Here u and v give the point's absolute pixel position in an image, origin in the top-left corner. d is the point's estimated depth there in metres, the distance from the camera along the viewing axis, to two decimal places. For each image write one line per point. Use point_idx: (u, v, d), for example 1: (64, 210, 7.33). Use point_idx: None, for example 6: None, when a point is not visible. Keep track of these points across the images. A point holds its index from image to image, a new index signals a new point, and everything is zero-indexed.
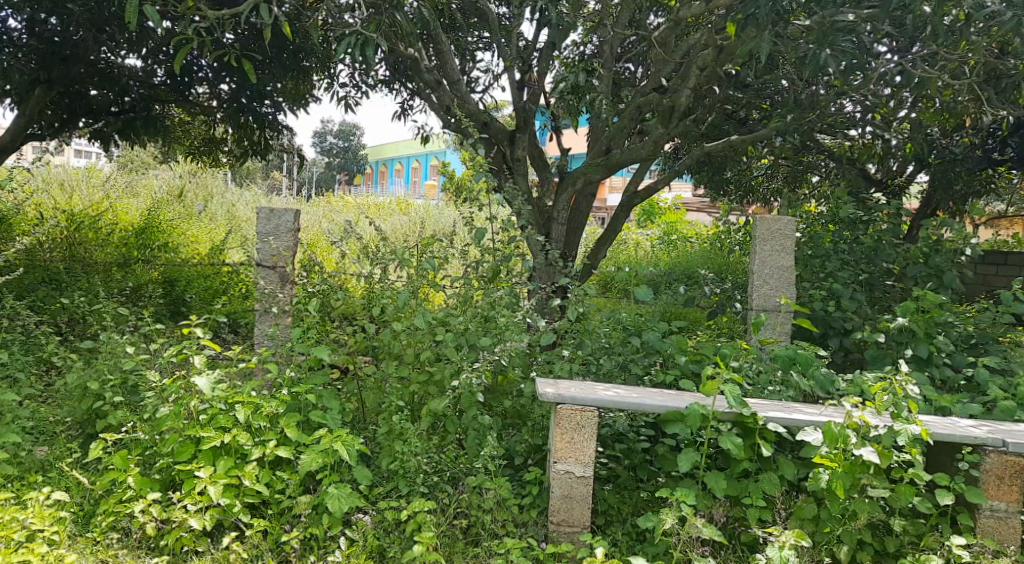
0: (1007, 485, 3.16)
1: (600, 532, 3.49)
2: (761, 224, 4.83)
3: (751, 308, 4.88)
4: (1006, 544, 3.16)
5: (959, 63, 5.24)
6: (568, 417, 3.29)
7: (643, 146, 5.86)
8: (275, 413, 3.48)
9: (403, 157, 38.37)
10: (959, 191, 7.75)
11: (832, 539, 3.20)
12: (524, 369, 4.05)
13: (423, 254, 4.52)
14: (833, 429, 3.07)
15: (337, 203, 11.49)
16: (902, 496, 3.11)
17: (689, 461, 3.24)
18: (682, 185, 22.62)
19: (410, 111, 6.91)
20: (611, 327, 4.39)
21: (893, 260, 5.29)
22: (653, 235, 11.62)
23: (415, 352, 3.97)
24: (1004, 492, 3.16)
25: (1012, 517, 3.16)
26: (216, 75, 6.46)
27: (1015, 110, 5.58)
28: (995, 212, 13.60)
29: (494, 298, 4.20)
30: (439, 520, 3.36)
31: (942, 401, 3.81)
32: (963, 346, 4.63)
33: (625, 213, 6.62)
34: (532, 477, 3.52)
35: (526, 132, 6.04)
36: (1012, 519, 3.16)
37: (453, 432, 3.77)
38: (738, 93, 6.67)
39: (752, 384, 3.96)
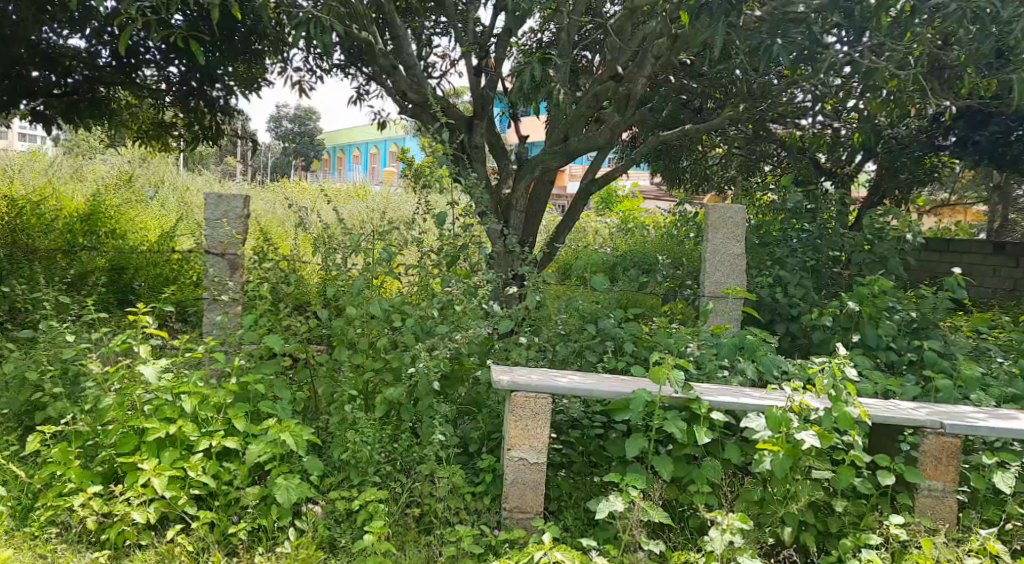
0: (944, 465, 3.24)
1: (553, 517, 3.52)
2: (713, 211, 4.88)
3: (703, 294, 4.93)
4: (943, 523, 3.25)
5: (905, 54, 5.34)
6: (523, 405, 3.30)
7: (599, 134, 5.88)
8: (223, 403, 3.44)
9: (361, 143, 37.96)
10: (905, 179, 7.94)
11: (777, 520, 3.26)
12: (481, 357, 4.06)
13: (380, 241, 4.49)
14: (775, 413, 3.16)
15: (292, 188, 11.33)
16: (844, 477, 3.18)
17: (637, 445, 3.28)
18: (639, 173, 22.79)
19: (366, 96, 6.82)
20: (567, 314, 4.41)
21: (842, 248, 5.39)
22: (611, 222, 11.70)
23: (369, 339, 3.95)
24: (941, 472, 3.24)
25: (948, 496, 3.25)
26: (164, 58, 6.32)
27: (958, 101, 5.71)
28: (941, 200, 13.96)
29: (451, 285, 4.20)
30: (391, 510, 3.34)
31: (886, 386, 3.90)
32: (907, 331, 4.75)
33: (583, 200, 6.64)
34: (485, 464, 3.52)
35: (483, 119, 6.01)
36: (948, 498, 3.25)
37: (408, 420, 3.76)
38: (693, 82, 6.72)
39: (704, 370, 4.01)
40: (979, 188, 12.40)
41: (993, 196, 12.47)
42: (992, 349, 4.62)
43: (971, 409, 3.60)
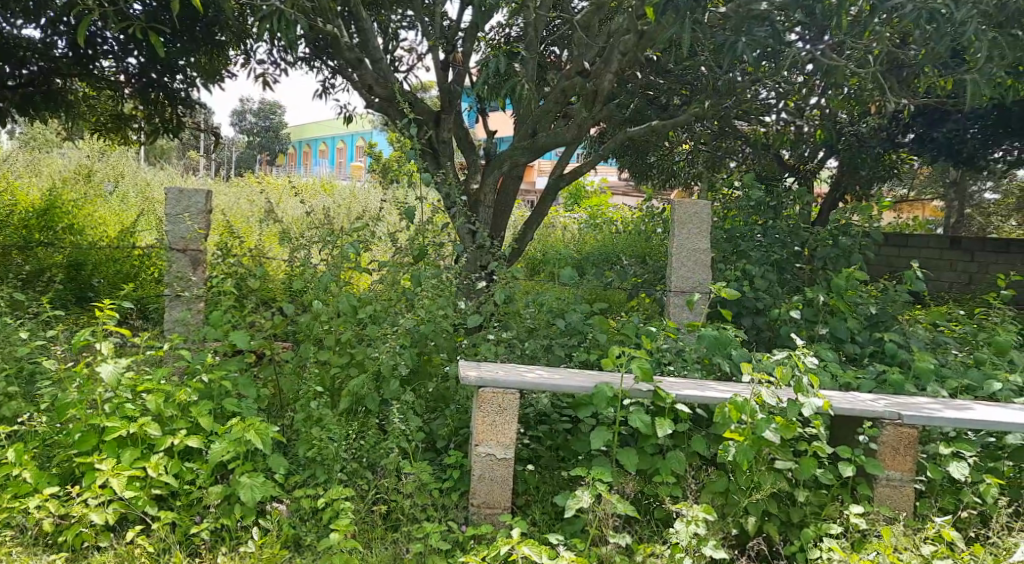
0: (901, 455, 3.30)
1: (520, 512, 3.52)
2: (679, 207, 4.91)
3: (669, 290, 4.97)
4: (900, 511, 3.31)
5: (865, 53, 5.42)
6: (490, 400, 3.30)
7: (567, 129, 5.89)
8: (185, 401, 3.39)
9: (327, 138, 37.64)
10: (866, 176, 8.08)
11: (741, 512, 3.30)
12: (449, 352, 4.05)
13: (347, 237, 4.46)
14: (741, 403, 3.19)
15: (257, 183, 11.21)
16: (806, 469, 3.23)
17: (603, 438, 3.31)
18: (607, 169, 22.92)
19: (332, 90, 6.76)
20: (535, 309, 4.42)
21: (805, 243, 5.47)
22: (579, 218, 11.73)
23: (336, 336, 3.93)
24: (898, 462, 3.30)
25: (905, 485, 3.31)
26: (123, 49, 6.20)
27: (917, 98, 5.81)
28: (900, 196, 14.22)
29: (419, 280, 4.19)
30: (358, 507, 3.31)
31: (847, 379, 3.96)
32: (868, 324, 4.83)
33: (551, 195, 6.64)
34: (452, 460, 3.52)
35: (451, 114, 5.98)
36: (905, 487, 3.30)
37: (375, 415, 3.74)
38: (660, 78, 6.75)
39: (670, 364, 4.05)
40: (936, 184, 12.65)
41: (949, 192, 12.73)
42: (949, 343, 4.72)
43: (927, 400, 3.67)
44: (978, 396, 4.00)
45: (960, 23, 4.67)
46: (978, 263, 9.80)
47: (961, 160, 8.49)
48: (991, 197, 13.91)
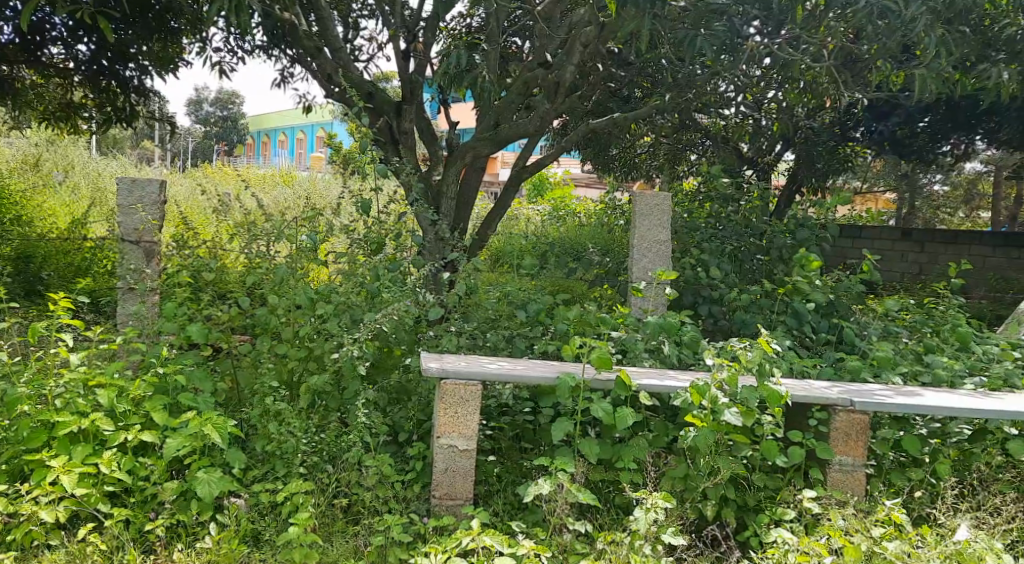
0: (854, 440, 3.36)
1: (482, 503, 3.53)
2: (640, 198, 4.95)
3: (630, 280, 5.00)
4: (852, 495, 3.37)
5: (821, 47, 5.50)
6: (452, 392, 3.29)
7: (529, 121, 5.88)
8: (140, 395, 3.34)
9: (288, 128, 37.18)
10: (821, 169, 8.16)
11: (699, 498, 3.34)
12: (411, 344, 4.03)
13: (306, 229, 4.42)
14: (701, 387, 3.22)
15: (214, 174, 11.04)
16: (763, 455, 3.27)
17: (564, 429, 3.32)
18: (570, 161, 23.01)
19: (290, 80, 6.66)
20: (497, 299, 4.42)
21: (763, 234, 5.54)
22: (542, 210, 11.74)
23: (294, 329, 3.89)
24: (851, 447, 3.36)
25: (858, 469, 3.37)
26: (72, 35, 6.05)
27: (870, 93, 5.92)
28: (855, 188, 14.50)
29: (382, 272, 4.18)
30: (318, 501, 3.28)
31: (804, 367, 4.02)
32: (824, 313, 4.91)
33: (514, 186, 6.63)
34: (414, 452, 3.51)
35: (412, 104, 5.93)
36: (857, 471, 3.36)
37: (335, 409, 3.71)
38: (621, 70, 6.78)
39: (630, 354, 4.08)
40: (888, 177, 12.92)
41: (901, 184, 13.03)
42: (901, 331, 4.83)
43: (878, 387, 3.75)
44: (927, 382, 4.10)
45: (911, 19, 4.78)
46: (928, 252, 10.01)
47: (912, 153, 8.70)
48: (941, 188, 14.23)
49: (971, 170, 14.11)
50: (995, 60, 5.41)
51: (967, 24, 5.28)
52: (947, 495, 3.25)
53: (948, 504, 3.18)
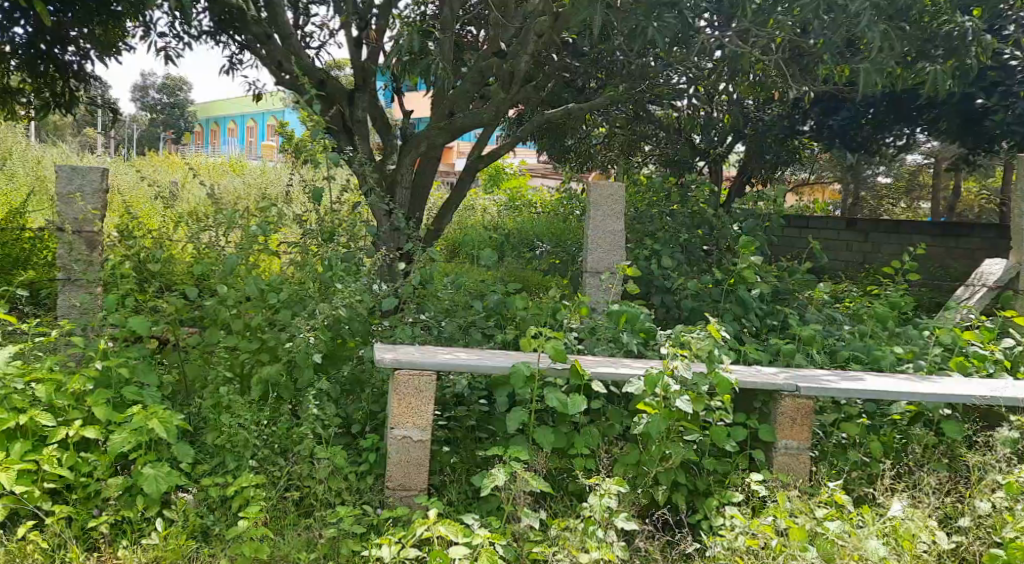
0: (799, 425, 3.42)
1: (436, 493, 3.52)
2: (595, 188, 4.97)
3: (585, 269, 5.02)
4: (799, 478, 3.43)
5: (770, 40, 5.57)
6: (406, 382, 3.28)
7: (484, 110, 5.86)
8: (82, 390, 3.26)
9: (238, 116, 36.54)
10: (770, 159, 8.59)
11: (651, 484, 3.38)
12: (364, 335, 4.00)
13: (256, 218, 4.35)
14: (653, 375, 3.25)
15: (161, 163, 10.80)
16: (712, 441, 3.32)
17: (519, 418, 3.33)
18: (526, 151, 23.08)
19: (239, 66, 6.54)
20: (452, 290, 4.41)
21: (715, 224, 5.61)
22: (498, 200, 11.71)
23: (244, 320, 3.84)
24: (796, 431, 3.42)
25: (804, 453, 3.43)
26: (8, 18, 5.86)
27: (818, 85, 6.01)
28: (801, 179, 14.80)
29: (335, 263, 4.13)
30: (270, 495, 3.24)
31: (754, 355, 4.09)
32: (774, 301, 5.00)
33: (469, 176, 6.61)
34: (367, 443, 3.49)
35: (365, 92, 5.87)
36: (803, 454, 3.43)
37: (288, 401, 3.67)
38: (576, 61, 6.78)
39: (585, 343, 4.10)
40: (835, 167, 13.20)
41: (846, 175, 13.31)
42: (847, 319, 4.94)
43: (822, 372, 3.85)
44: (870, 367, 4.20)
45: (856, 14, 4.85)
46: (872, 242, 10.26)
47: (857, 146, 8.87)
48: (885, 178, 14.61)
49: (912, 162, 14.45)
50: (935, 56, 5.54)
51: (908, 20, 5.39)
52: (884, 474, 3.33)
53: (887, 484, 3.26)
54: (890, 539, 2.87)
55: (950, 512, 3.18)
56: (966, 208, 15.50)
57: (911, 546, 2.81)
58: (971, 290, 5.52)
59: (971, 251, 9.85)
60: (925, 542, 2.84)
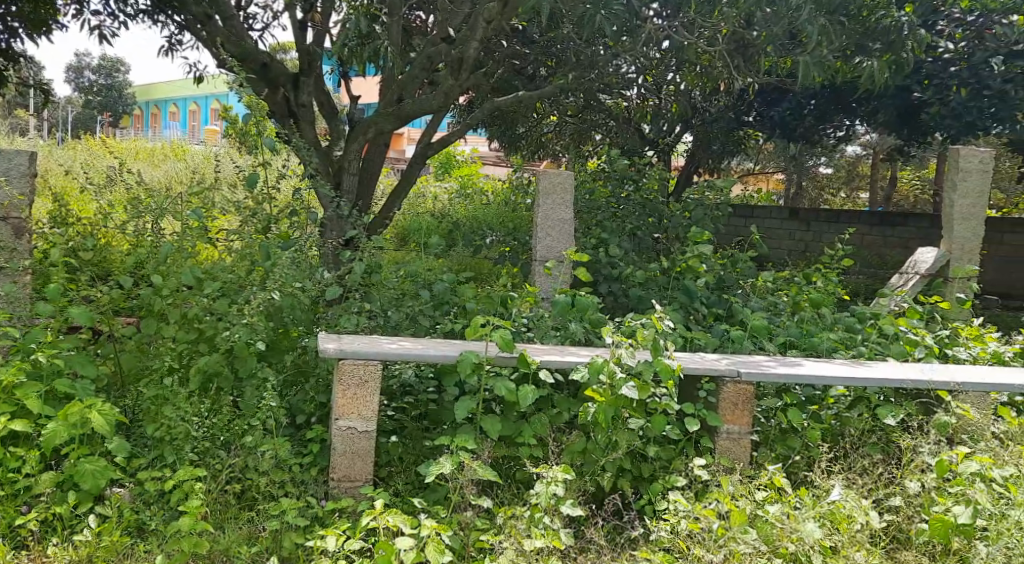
0: (740, 410, 3.48)
1: (383, 483, 3.50)
2: (544, 176, 4.96)
3: (535, 258, 5.03)
4: (739, 462, 3.48)
5: (715, 31, 5.62)
6: (351, 372, 3.25)
7: (433, 97, 5.81)
8: (11, 383, 3.16)
9: (180, 100, 35.70)
10: (717, 150, 8.85)
11: (597, 470, 3.41)
12: (309, 325, 3.95)
13: (195, 205, 4.26)
14: (598, 364, 3.27)
15: (99, 147, 10.50)
16: (656, 427, 3.36)
17: (466, 408, 3.32)
18: (476, 139, 23.11)
19: (178, 47, 6.37)
20: (400, 279, 4.38)
21: (663, 214, 5.67)
22: (449, 187, 11.68)
23: (183, 310, 3.75)
24: (737, 416, 3.47)
25: (744, 437, 3.48)
26: None
27: (762, 77, 6.10)
28: (746, 169, 15.06)
29: (275, 252, 4.06)
30: (210, 488, 3.18)
31: (699, 343, 4.15)
32: (717, 288, 5.10)
33: (419, 163, 6.55)
34: (312, 434, 3.45)
35: (310, 76, 5.77)
36: (743, 439, 3.48)
37: (228, 392, 3.60)
38: (525, 49, 6.76)
39: (534, 332, 4.12)
40: (779, 157, 13.44)
41: (790, 166, 13.57)
42: (789, 306, 5.04)
43: (762, 357, 3.93)
44: (810, 354, 4.30)
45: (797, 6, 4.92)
46: (813, 231, 10.51)
47: (799, 136, 9.04)
48: (826, 168, 14.96)
49: (852, 153, 14.82)
50: (872, 49, 5.67)
51: (847, 13, 5.50)
52: (821, 457, 3.40)
53: (824, 467, 3.33)
54: (826, 520, 2.92)
55: (883, 493, 3.26)
56: (902, 197, 15.95)
57: (846, 528, 2.87)
58: (904, 277, 5.61)
59: (908, 239, 10.14)
60: (859, 523, 2.90)
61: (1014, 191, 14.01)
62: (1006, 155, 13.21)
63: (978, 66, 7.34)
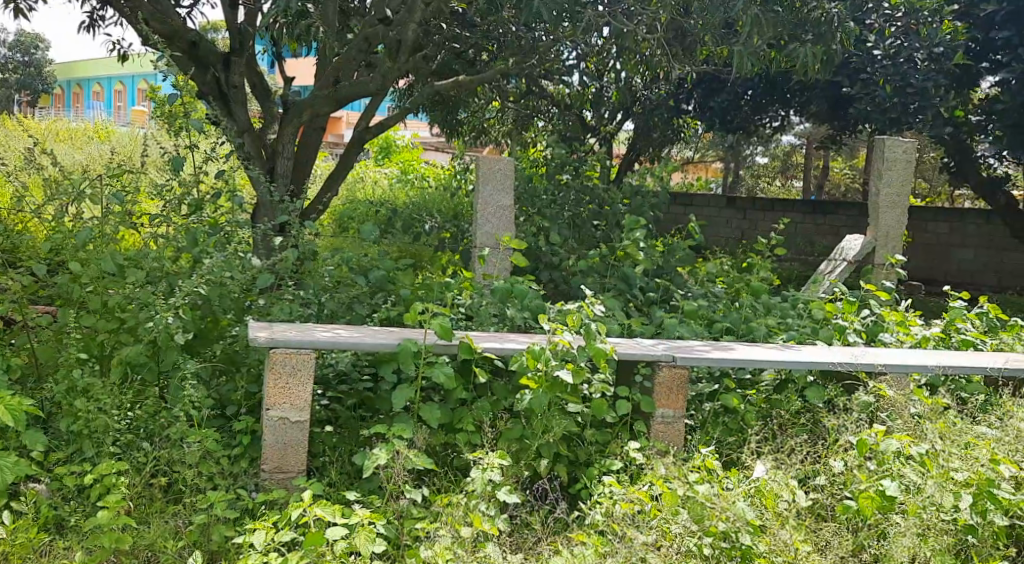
0: (674, 394, 3.50)
1: (317, 473, 3.43)
2: (484, 163, 4.93)
3: (474, 245, 5.00)
4: (673, 446, 3.51)
5: (653, 19, 5.65)
6: (283, 361, 3.17)
7: (370, 80, 5.71)
8: None
9: (105, 79, 34.49)
10: (657, 138, 8.92)
11: (534, 455, 3.39)
12: (239, 313, 3.84)
13: (116, 189, 4.11)
14: (535, 351, 3.27)
15: (17, 127, 10.06)
16: (593, 412, 3.36)
17: (404, 397, 3.26)
18: (417, 123, 23.05)
19: (100, 23, 6.12)
20: (337, 266, 4.30)
21: (602, 201, 5.69)
22: (388, 173, 11.56)
23: (102, 299, 3.62)
24: (671, 400, 3.50)
25: (678, 421, 3.51)
26: None
27: (699, 66, 6.16)
28: (683, 158, 15.30)
29: (200, 238, 3.95)
30: (133, 481, 3.08)
31: (636, 329, 4.19)
32: (654, 275, 5.14)
33: (357, 147, 6.44)
34: (242, 426, 3.36)
35: (242, 56, 5.60)
36: (677, 422, 3.51)
37: (152, 384, 3.49)
38: (465, 33, 6.68)
39: (473, 319, 4.09)
40: (716, 147, 13.66)
41: (726, 155, 13.81)
42: (723, 291, 5.12)
43: (696, 343, 3.98)
44: (743, 339, 4.36)
45: None
46: (748, 219, 10.71)
47: (736, 126, 9.17)
48: (761, 156, 15.26)
49: (786, 142, 15.14)
50: (804, 40, 5.74)
51: (781, 4, 5.59)
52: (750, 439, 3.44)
53: (754, 448, 3.38)
54: (755, 499, 2.97)
55: (809, 472, 3.31)
56: (833, 186, 16.37)
57: (773, 505, 2.91)
58: (833, 264, 5.93)
59: (838, 227, 10.41)
60: (785, 501, 2.94)
61: (937, 181, 14.50)
62: (929, 146, 13.67)
63: (903, 60, 7.55)
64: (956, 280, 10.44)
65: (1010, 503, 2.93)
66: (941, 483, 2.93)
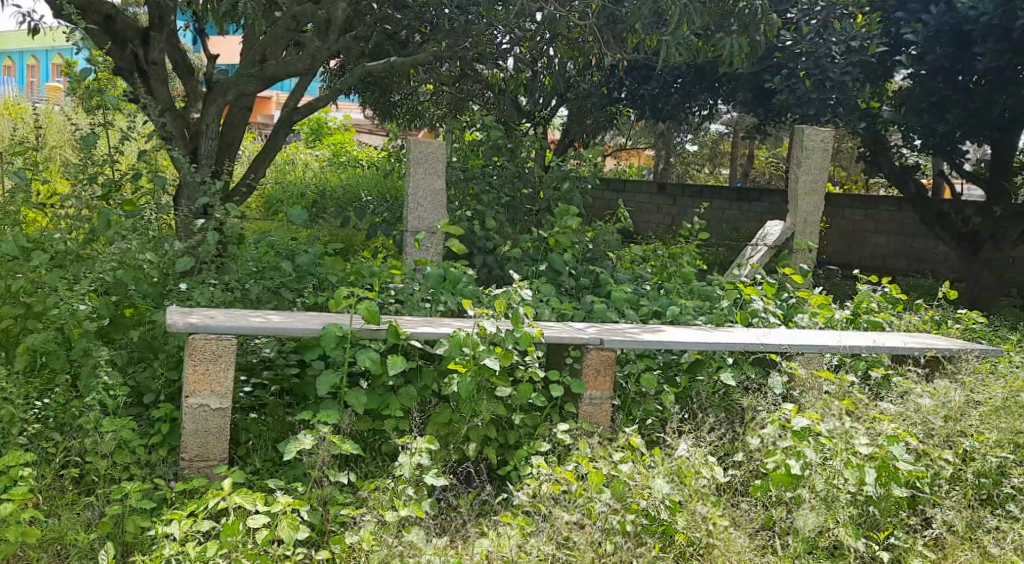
0: (602, 375, 3.53)
1: (240, 461, 3.35)
2: (415, 146, 4.86)
3: (406, 229, 4.94)
4: (600, 426, 3.54)
5: (584, 5, 5.65)
6: (202, 348, 3.08)
7: (299, 59, 5.58)
8: None
9: (18, 54, 32.97)
10: (590, 125, 8.98)
11: (461, 439, 3.37)
12: (157, 300, 3.70)
13: (22, 169, 3.92)
14: (460, 336, 3.24)
15: None
16: (520, 395, 3.35)
17: (330, 381, 3.20)
18: (349, 106, 22.75)
19: None
20: (263, 250, 4.20)
21: (535, 186, 5.70)
22: (320, 155, 11.35)
23: (8, 283, 3.47)
24: (599, 382, 3.52)
25: (605, 402, 3.53)
26: None
27: (629, 53, 6.19)
28: (616, 145, 15.43)
29: (114, 220, 3.80)
30: (42, 473, 2.95)
31: (566, 312, 4.21)
32: (584, 258, 5.18)
33: (285, 127, 6.29)
34: (160, 414, 3.26)
35: (162, 32, 5.33)
36: (605, 403, 3.53)
37: (62, 372, 3.36)
38: (397, 13, 6.56)
39: (403, 304, 4.05)
40: (647, 134, 13.84)
41: (658, 143, 13.99)
42: (652, 275, 5.19)
43: (626, 325, 4.02)
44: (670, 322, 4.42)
45: None
46: (678, 206, 10.89)
47: (665, 115, 9.31)
48: (691, 144, 15.54)
49: (716, 131, 15.43)
50: (730, 31, 5.80)
51: None
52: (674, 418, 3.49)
53: (677, 427, 3.42)
54: (674, 476, 2.98)
55: (728, 450, 3.38)
56: (759, 173, 16.76)
57: (691, 480, 2.93)
58: (754, 249, 5.96)
59: (763, 214, 10.67)
60: (704, 478, 2.97)
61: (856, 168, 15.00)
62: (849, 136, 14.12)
63: (823, 54, 7.75)
64: (872, 265, 10.82)
65: (910, 474, 3.04)
66: (847, 457, 3.03)
